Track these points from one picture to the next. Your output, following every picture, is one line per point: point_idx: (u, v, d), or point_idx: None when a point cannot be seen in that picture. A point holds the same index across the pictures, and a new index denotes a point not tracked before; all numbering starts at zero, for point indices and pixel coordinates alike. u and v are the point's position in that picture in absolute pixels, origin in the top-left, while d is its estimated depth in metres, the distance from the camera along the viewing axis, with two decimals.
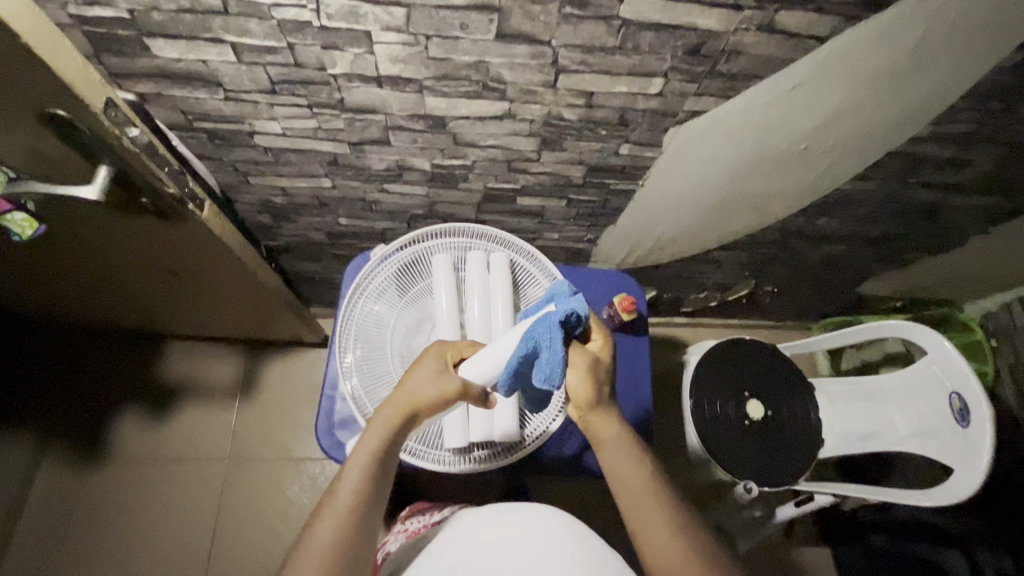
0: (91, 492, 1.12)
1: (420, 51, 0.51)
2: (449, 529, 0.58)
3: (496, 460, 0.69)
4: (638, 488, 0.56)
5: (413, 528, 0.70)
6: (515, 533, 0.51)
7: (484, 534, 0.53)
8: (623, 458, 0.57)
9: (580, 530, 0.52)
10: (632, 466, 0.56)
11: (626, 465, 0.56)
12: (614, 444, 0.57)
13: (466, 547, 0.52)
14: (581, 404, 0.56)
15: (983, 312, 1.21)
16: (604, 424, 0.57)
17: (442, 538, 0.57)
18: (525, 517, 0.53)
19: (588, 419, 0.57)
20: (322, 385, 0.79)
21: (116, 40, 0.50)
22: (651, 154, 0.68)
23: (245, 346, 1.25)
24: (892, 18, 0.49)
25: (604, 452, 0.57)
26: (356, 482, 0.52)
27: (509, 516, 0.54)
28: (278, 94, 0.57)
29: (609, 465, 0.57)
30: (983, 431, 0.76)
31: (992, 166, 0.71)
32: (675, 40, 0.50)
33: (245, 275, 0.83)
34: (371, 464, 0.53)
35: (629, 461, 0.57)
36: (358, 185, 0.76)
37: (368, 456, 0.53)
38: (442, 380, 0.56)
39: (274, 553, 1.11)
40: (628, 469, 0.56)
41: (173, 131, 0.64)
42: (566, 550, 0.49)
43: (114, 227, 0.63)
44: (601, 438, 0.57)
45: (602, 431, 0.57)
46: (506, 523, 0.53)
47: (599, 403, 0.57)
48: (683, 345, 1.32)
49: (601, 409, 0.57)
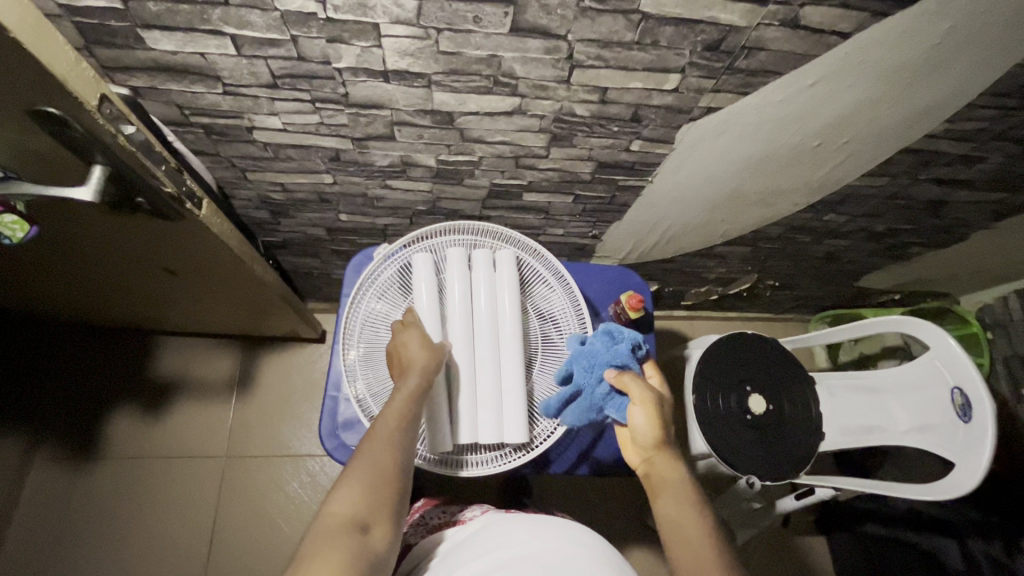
0: (87, 491, 1.10)
1: (430, 44, 0.49)
2: (468, 541, 0.58)
3: (505, 462, 0.69)
4: (693, 532, 0.55)
5: (433, 523, 0.70)
6: (536, 543, 0.52)
7: (504, 544, 0.53)
8: (681, 500, 0.57)
9: (599, 544, 0.53)
10: (689, 510, 0.56)
11: (685, 507, 0.56)
12: (673, 486, 0.58)
13: (485, 555, 0.53)
14: (645, 440, 0.60)
15: (979, 305, 1.22)
16: (669, 465, 0.59)
17: (461, 550, 0.57)
18: (546, 532, 0.54)
19: (653, 459, 0.60)
20: (325, 385, 0.77)
21: (108, 31, 0.48)
22: (662, 151, 0.66)
23: (241, 342, 1.22)
24: (919, 15, 0.47)
25: (665, 493, 0.58)
26: (394, 423, 0.55)
27: (529, 530, 0.55)
28: (280, 88, 0.55)
29: (668, 508, 0.57)
30: (984, 425, 0.76)
31: (1002, 162, 0.71)
32: (695, 35, 0.48)
33: (243, 273, 0.81)
34: (413, 396, 0.57)
35: (686, 507, 0.57)
36: (360, 181, 0.73)
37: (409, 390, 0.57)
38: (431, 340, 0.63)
39: (277, 550, 1.10)
40: (684, 510, 0.56)
41: (168, 126, 0.62)
42: (587, 560, 0.49)
43: (108, 227, 0.60)
44: (663, 479, 0.59)
45: (667, 471, 0.59)
46: (527, 536, 0.54)
47: (663, 443, 0.60)
48: (683, 338, 1.32)
49: (666, 452, 0.60)
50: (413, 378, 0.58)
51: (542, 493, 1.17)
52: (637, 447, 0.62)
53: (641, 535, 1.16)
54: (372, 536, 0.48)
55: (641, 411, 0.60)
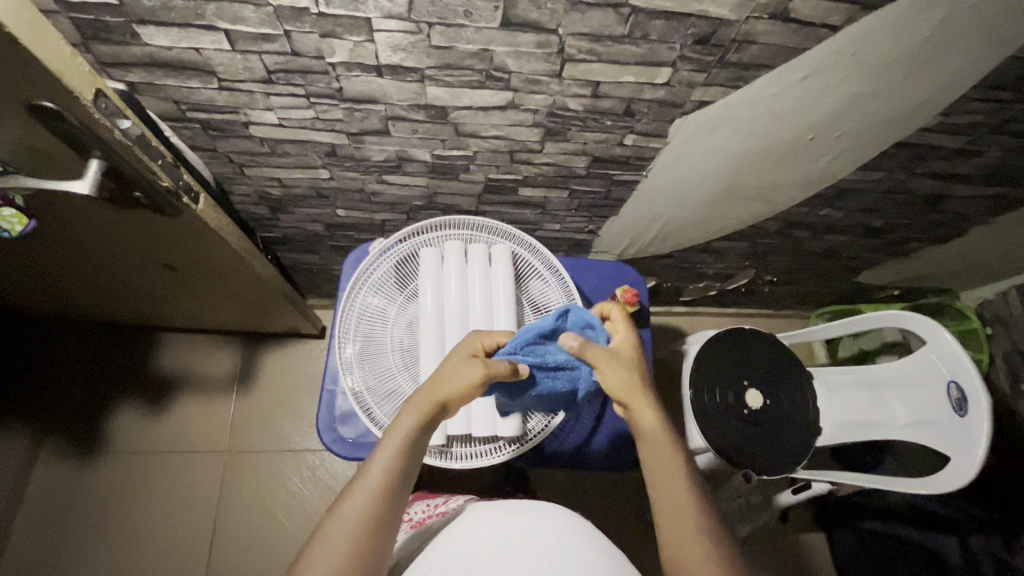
0: (89, 486, 1.11)
1: (422, 39, 0.49)
2: (453, 531, 0.62)
3: (498, 454, 0.69)
4: (672, 486, 0.58)
5: (417, 518, 0.72)
6: (525, 532, 0.57)
7: (493, 534, 0.58)
8: (661, 446, 0.60)
9: (583, 523, 0.59)
10: (666, 456, 0.60)
11: (663, 454, 0.60)
12: (650, 436, 0.60)
13: (475, 548, 0.57)
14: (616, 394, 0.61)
15: (979, 300, 1.22)
16: (645, 413, 0.60)
17: (447, 542, 0.61)
18: (531, 519, 0.59)
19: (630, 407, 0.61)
20: (322, 379, 0.78)
21: (104, 27, 0.48)
22: (655, 145, 0.66)
23: (243, 337, 1.23)
24: (909, 7, 0.47)
25: (645, 440, 0.61)
26: (378, 472, 0.54)
27: (514, 518, 0.59)
28: (274, 83, 0.55)
29: (646, 453, 0.61)
30: (979, 419, 0.77)
31: (999, 157, 0.71)
32: (686, 29, 0.49)
33: (242, 268, 0.82)
34: (401, 442, 0.55)
35: (662, 453, 0.60)
36: (357, 176, 0.74)
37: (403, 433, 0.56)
38: (462, 372, 0.58)
39: (278, 544, 1.11)
40: (663, 457, 0.60)
41: (165, 122, 0.62)
42: (576, 543, 0.55)
43: (106, 222, 0.61)
44: (640, 427, 0.61)
45: (644, 420, 0.61)
46: (514, 525, 0.58)
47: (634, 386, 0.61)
48: (682, 334, 1.33)
49: (637, 401, 0.61)
50: (408, 419, 0.57)
51: (539, 488, 1.18)
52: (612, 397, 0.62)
53: (639, 529, 1.17)
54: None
55: (605, 377, 0.60)
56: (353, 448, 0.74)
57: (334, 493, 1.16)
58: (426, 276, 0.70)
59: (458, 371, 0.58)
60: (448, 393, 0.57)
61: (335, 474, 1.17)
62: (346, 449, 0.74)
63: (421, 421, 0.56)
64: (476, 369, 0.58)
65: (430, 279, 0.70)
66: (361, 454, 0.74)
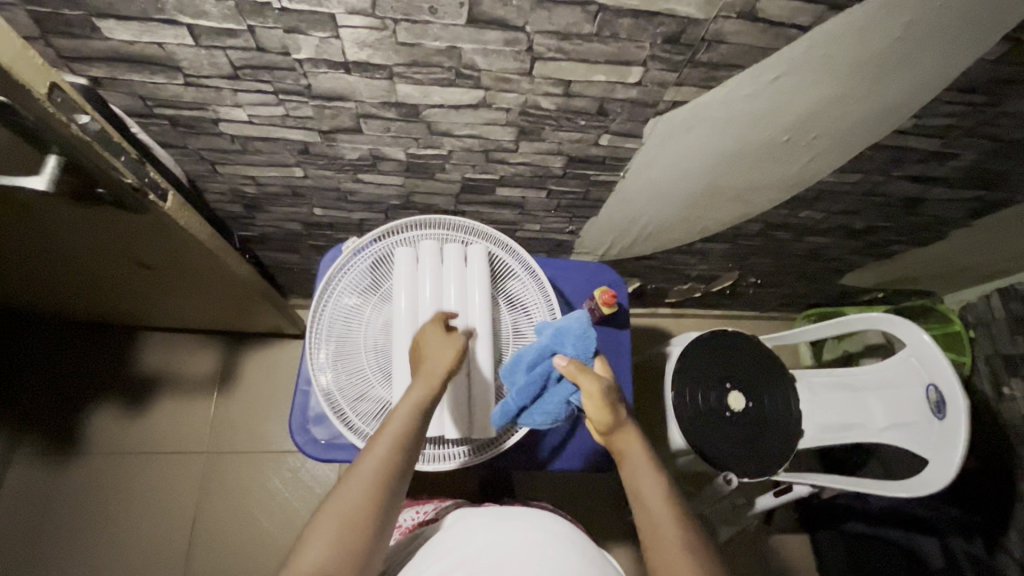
0: (65, 487, 1.10)
1: (388, 36, 0.49)
2: (439, 539, 0.61)
3: (471, 456, 0.69)
4: (657, 507, 0.57)
5: (406, 525, 0.73)
6: (510, 535, 0.56)
7: (479, 539, 0.57)
8: (642, 468, 0.60)
9: (569, 532, 0.59)
10: (649, 476, 0.60)
11: (645, 476, 0.60)
12: (632, 458, 0.61)
13: (460, 552, 0.56)
14: (598, 427, 0.63)
15: (962, 304, 1.22)
16: (627, 438, 0.62)
17: (431, 549, 0.60)
18: (518, 524, 0.58)
19: (612, 437, 0.63)
20: (296, 380, 0.77)
21: (63, 20, 0.47)
22: (630, 145, 0.66)
23: (224, 337, 1.22)
24: (878, 7, 0.47)
25: (626, 465, 0.61)
26: (391, 438, 0.56)
27: (500, 524, 0.59)
28: (241, 79, 0.55)
29: (628, 479, 0.61)
30: (957, 421, 0.77)
31: (975, 160, 0.71)
32: (654, 28, 0.48)
33: (217, 267, 0.81)
34: (414, 412, 0.58)
35: (646, 474, 0.60)
36: (331, 175, 0.73)
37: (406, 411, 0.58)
38: (452, 346, 0.62)
39: (257, 546, 1.10)
40: (645, 479, 0.59)
41: (132, 118, 0.61)
42: (560, 549, 0.55)
43: (71, 219, 0.60)
44: (623, 452, 0.62)
45: (626, 443, 0.62)
46: (501, 529, 0.58)
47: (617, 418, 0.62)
48: (667, 336, 1.32)
49: (619, 429, 0.62)
50: (419, 389, 0.60)
51: (522, 490, 1.18)
52: (595, 430, 0.64)
53: (622, 531, 1.16)
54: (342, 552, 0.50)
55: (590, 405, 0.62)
56: (325, 450, 0.74)
57: (315, 494, 1.15)
58: (400, 276, 0.69)
59: (447, 346, 0.62)
60: (448, 369, 0.61)
61: (316, 475, 1.16)
62: (319, 450, 0.74)
63: (431, 390, 0.60)
64: (461, 343, 0.63)
65: (404, 278, 0.69)
66: (334, 456, 0.73)
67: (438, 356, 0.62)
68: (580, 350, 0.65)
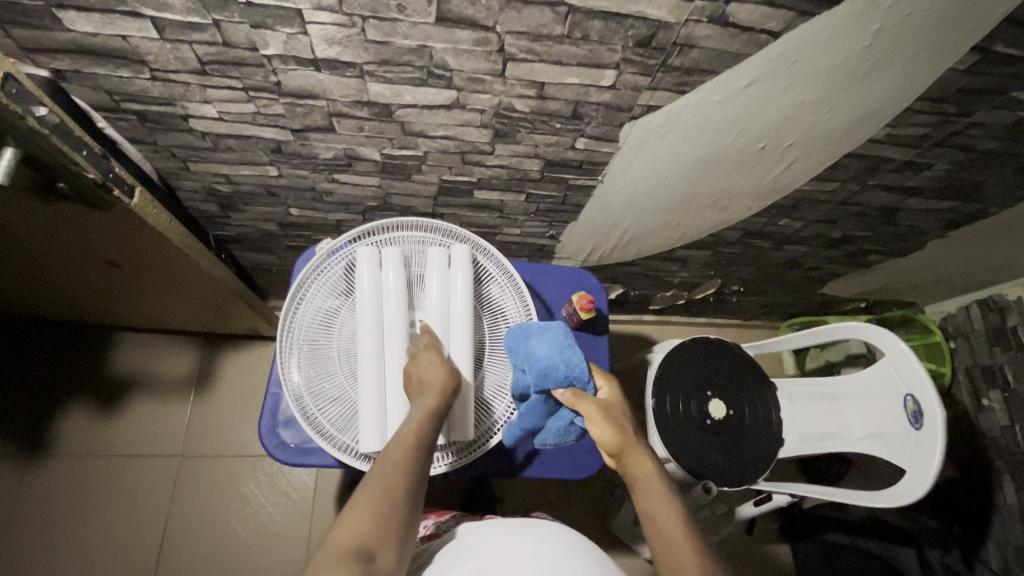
0: (33, 491, 1.07)
1: (356, 33, 0.48)
2: (453, 548, 0.61)
3: (448, 462, 0.68)
4: (673, 530, 0.57)
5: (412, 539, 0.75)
6: (519, 544, 0.55)
7: (491, 548, 0.56)
8: (655, 492, 0.60)
9: (582, 542, 0.57)
10: (662, 500, 0.59)
11: (657, 499, 0.60)
12: (644, 479, 0.61)
13: (472, 561, 0.55)
14: (608, 446, 0.63)
15: (942, 314, 1.23)
16: (639, 459, 0.62)
17: (444, 559, 0.59)
18: (529, 533, 0.57)
19: (622, 455, 0.63)
20: (268, 382, 0.75)
21: (21, 10, 0.46)
22: (607, 149, 0.66)
23: (201, 338, 1.20)
24: (847, 15, 0.47)
25: (638, 488, 0.61)
26: (409, 438, 0.58)
27: (512, 532, 0.58)
28: (209, 75, 0.54)
29: (641, 501, 0.60)
30: (935, 432, 0.77)
31: (949, 170, 0.71)
32: (624, 30, 0.48)
33: (189, 267, 0.79)
34: (430, 415, 0.59)
35: (658, 495, 0.60)
36: (306, 174, 0.72)
37: (415, 424, 0.58)
38: (450, 367, 0.64)
39: (230, 553, 1.08)
40: (658, 502, 0.59)
41: (99, 112, 0.60)
42: (570, 559, 0.53)
43: (33, 213, 0.58)
44: (634, 473, 0.62)
45: (638, 465, 0.62)
46: (513, 538, 0.57)
47: (626, 441, 0.63)
48: (651, 343, 1.32)
49: (630, 449, 0.63)
50: (431, 395, 0.60)
51: (503, 497, 1.16)
52: (604, 450, 0.64)
53: (603, 540, 1.15)
54: (377, 565, 0.50)
55: (597, 425, 0.63)
56: (296, 454, 0.72)
57: (291, 500, 1.13)
58: (362, 282, 0.67)
59: (445, 365, 0.64)
60: (452, 383, 0.63)
61: (292, 480, 1.14)
62: (290, 455, 0.72)
63: (444, 396, 0.61)
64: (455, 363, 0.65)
65: (367, 284, 0.67)
66: (304, 460, 0.72)
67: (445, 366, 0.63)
68: (574, 374, 0.62)
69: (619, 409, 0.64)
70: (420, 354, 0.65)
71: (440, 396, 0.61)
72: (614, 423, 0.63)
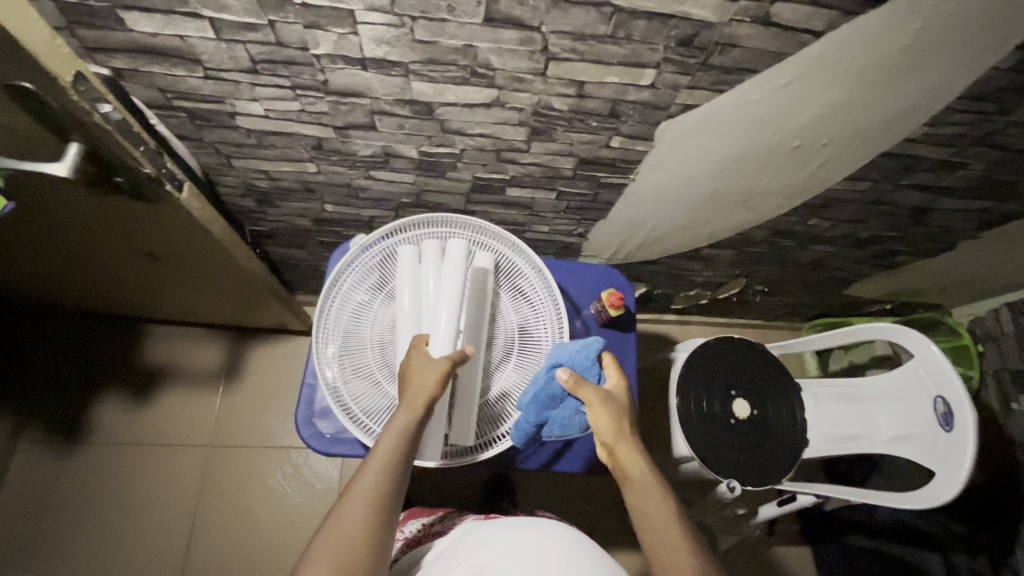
0: (67, 477, 1.10)
1: (406, 33, 0.50)
2: (455, 549, 0.61)
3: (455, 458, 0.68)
4: (667, 532, 0.56)
5: (411, 536, 0.74)
6: (523, 538, 0.56)
7: (489, 547, 0.56)
8: (646, 492, 0.59)
9: (574, 533, 0.57)
10: (654, 499, 0.58)
11: (651, 501, 0.58)
12: (637, 476, 0.60)
13: (478, 556, 0.56)
14: (603, 436, 0.63)
15: (969, 317, 1.21)
16: (631, 454, 0.61)
17: (443, 558, 0.60)
18: (523, 529, 0.57)
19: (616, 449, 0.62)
20: (303, 374, 0.77)
21: (88, 11, 0.48)
22: (641, 148, 0.67)
23: (229, 331, 1.23)
24: (890, 13, 0.48)
25: (631, 490, 0.60)
26: (380, 465, 0.54)
27: (509, 530, 0.58)
28: (260, 74, 0.56)
29: (634, 500, 0.59)
30: (967, 434, 0.76)
31: (984, 169, 0.71)
32: (668, 30, 0.49)
33: (226, 260, 0.81)
34: (401, 437, 0.57)
35: (650, 494, 0.59)
36: (344, 171, 0.74)
37: (388, 446, 0.56)
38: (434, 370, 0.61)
39: (257, 541, 1.10)
40: (652, 502, 0.58)
41: (151, 110, 0.62)
42: (573, 551, 0.54)
43: (86, 207, 0.61)
44: (626, 471, 0.61)
45: (630, 462, 0.61)
46: (508, 536, 0.57)
47: (618, 436, 0.62)
48: (672, 342, 1.32)
49: (624, 442, 0.62)
50: (404, 411, 0.58)
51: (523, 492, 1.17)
52: (598, 441, 0.64)
53: (623, 537, 1.16)
54: None
55: (595, 413, 0.63)
56: (330, 444, 0.74)
57: (315, 491, 1.15)
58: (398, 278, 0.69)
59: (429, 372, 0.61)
60: (430, 394, 0.60)
61: (318, 472, 1.16)
62: (324, 444, 0.74)
63: (416, 414, 0.58)
64: (449, 363, 0.62)
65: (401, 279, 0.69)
66: (338, 450, 0.74)
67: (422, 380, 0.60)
68: (581, 364, 0.64)
69: (621, 401, 0.64)
70: (409, 353, 0.64)
71: (414, 411, 0.58)
72: (611, 413, 0.63)
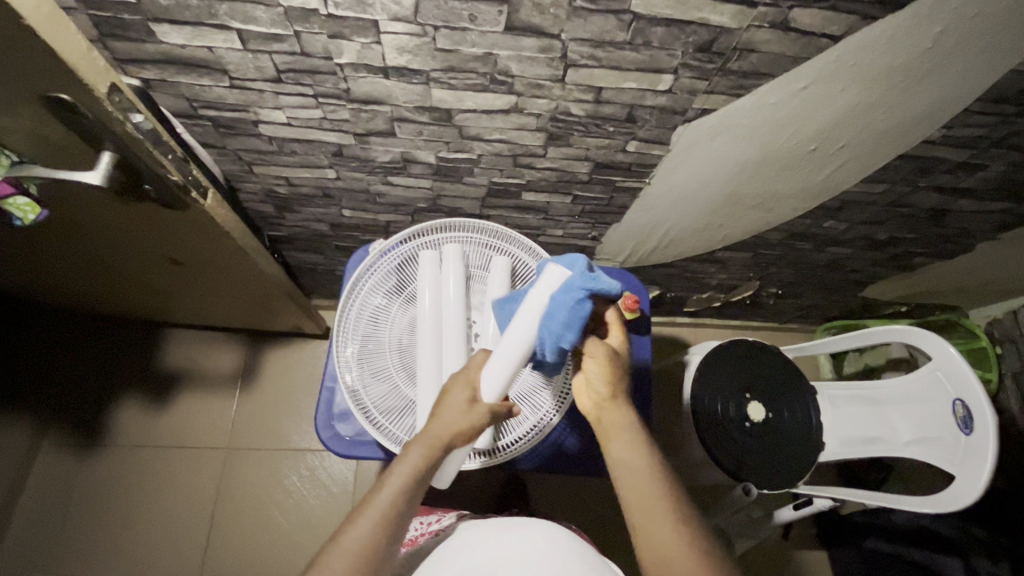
0: (88, 478, 1.12)
1: (428, 42, 0.51)
2: (448, 546, 0.61)
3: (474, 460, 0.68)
4: (653, 497, 0.51)
5: (411, 537, 0.74)
6: (519, 541, 0.56)
7: (485, 548, 0.57)
8: (632, 450, 0.54)
9: (576, 542, 0.57)
10: (640, 458, 0.53)
11: (637, 469, 0.53)
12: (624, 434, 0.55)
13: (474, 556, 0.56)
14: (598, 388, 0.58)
15: (987, 320, 1.20)
16: (620, 413, 0.57)
17: (440, 557, 0.60)
18: (521, 533, 0.58)
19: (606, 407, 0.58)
20: (323, 376, 0.78)
21: (120, 24, 0.50)
22: (658, 152, 0.67)
23: (246, 335, 1.25)
24: (910, 16, 0.48)
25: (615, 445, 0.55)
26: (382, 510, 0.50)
27: (502, 532, 0.59)
28: (283, 82, 0.57)
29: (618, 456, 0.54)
30: (986, 437, 0.75)
31: (1004, 170, 0.70)
32: (686, 36, 0.49)
33: (246, 265, 0.83)
34: (411, 480, 0.52)
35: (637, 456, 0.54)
36: (362, 177, 0.75)
37: (394, 489, 0.51)
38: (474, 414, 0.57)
39: (272, 542, 1.11)
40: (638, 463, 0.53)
41: (177, 118, 0.64)
42: (567, 553, 0.55)
43: (114, 214, 0.62)
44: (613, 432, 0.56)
45: (621, 420, 0.56)
46: (502, 538, 0.58)
47: (617, 396, 0.58)
48: (685, 345, 1.32)
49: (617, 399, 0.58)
50: (416, 452, 0.54)
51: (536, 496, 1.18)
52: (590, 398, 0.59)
53: None
54: None
55: (595, 363, 0.58)
56: (350, 446, 0.75)
57: (330, 493, 1.16)
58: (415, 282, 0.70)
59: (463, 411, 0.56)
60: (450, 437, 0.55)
61: (333, 473, 1.17)
62: (343, 446, 0.75)
63: (432, 457, 0.54)
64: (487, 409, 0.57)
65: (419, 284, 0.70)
66: (358, 452, 0.75)
67: (444, 418, 0.56)
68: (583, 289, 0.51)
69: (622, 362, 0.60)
70: (451, 384, 0.58)
71: (428, 453, 0.54)
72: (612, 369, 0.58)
